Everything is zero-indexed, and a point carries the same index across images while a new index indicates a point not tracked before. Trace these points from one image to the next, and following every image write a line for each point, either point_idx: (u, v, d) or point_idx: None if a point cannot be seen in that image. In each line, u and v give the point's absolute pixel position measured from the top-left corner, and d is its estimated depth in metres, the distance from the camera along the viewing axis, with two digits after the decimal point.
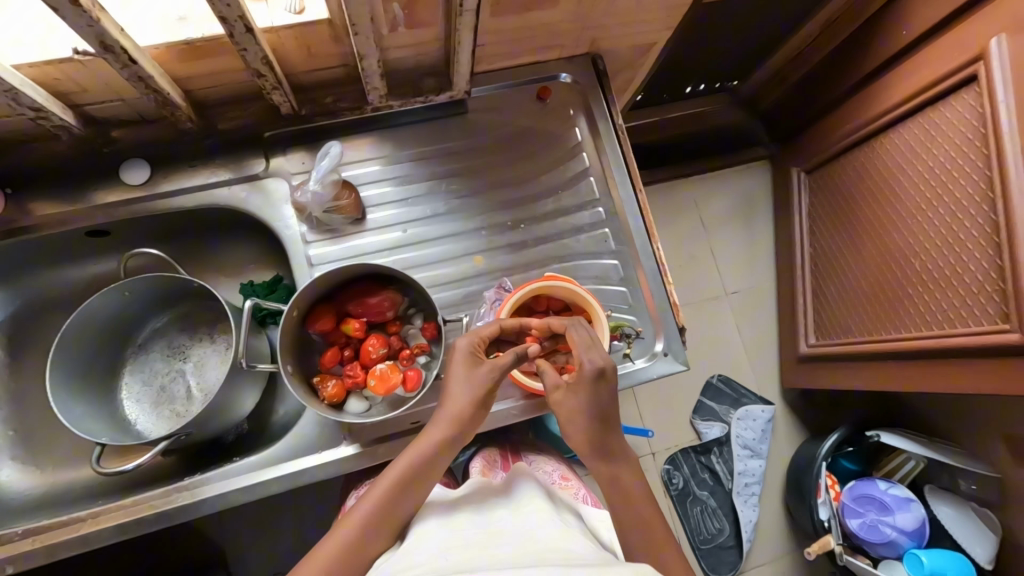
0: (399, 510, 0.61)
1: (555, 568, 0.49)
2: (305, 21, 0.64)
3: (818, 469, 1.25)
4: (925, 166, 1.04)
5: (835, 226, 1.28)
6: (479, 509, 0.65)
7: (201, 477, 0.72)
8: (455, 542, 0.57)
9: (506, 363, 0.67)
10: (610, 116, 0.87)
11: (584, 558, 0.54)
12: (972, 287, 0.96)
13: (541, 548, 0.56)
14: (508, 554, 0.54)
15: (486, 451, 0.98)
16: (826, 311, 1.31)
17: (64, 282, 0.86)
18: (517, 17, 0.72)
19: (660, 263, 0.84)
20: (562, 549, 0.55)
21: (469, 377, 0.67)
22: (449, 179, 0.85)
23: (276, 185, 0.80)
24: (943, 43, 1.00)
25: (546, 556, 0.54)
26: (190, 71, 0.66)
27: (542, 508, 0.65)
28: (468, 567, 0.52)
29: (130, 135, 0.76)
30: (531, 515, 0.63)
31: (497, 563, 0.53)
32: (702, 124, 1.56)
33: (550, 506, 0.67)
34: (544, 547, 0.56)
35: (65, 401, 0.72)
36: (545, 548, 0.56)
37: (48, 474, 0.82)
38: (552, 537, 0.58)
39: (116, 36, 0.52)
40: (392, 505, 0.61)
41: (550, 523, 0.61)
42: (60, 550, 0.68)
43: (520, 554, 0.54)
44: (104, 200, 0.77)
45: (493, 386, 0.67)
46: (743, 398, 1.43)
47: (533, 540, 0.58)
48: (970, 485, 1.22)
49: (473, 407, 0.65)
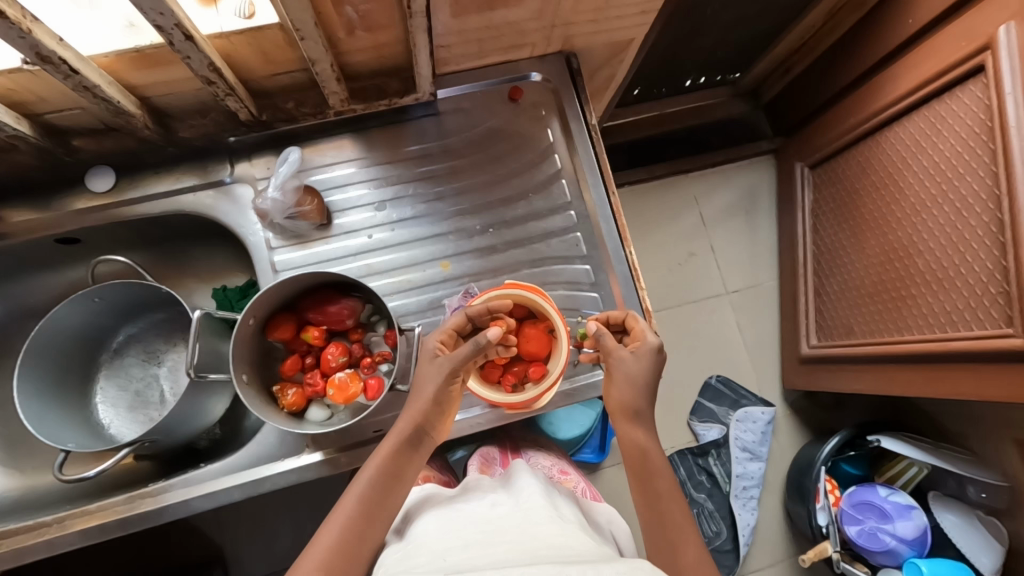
0: (383, 509, 0.61)
1: (551, 567, 0.49)
2: (256, 26, 0.63)
3: (818, 472, 1.20)
4: (928, 161, 0.99)
5: (835, 222, 1.23)
6: (475, 507, 0.65)
7: (165, 483, 0.72)
8: (453, 541, 0.57)
9: (461, 353, 0.65)
10: (583, 117, 0.85)
11: (582, 554, 0.54)
12: (977, 289, 0.91)
13: (538, 544, 0.56)
14: (504, 553, 0.54)
15: (485, 449, 0.95)
16: (828, 312, 1.26)
17: (39, 288, 0.87)
18: (478, 17, 0.70)
19: (632, 267, 0.82)
20: (560, 546, 0.55)
21: (428, 371, 0.66)
22: (417, 182, 0.83)
23: (242, 190, 0.80)
24: (945, 32, 0.95)
25: (542, 552, 0.54)
26: (144, 78, 0.66)
27: (539, 502, 0.65)
28: (464, 567, 0.52)
29: (92, 145, 0.76)
30: (528, 510, 0.63)
31: (492, 562, 0.52)
32: (702, 118, 1.49)
33: (546, 497, 0.66)
34: (540, 543, 0.56)
35: (36, 407, 0.73)
36: (542, 544, 0.56)
37: (24, 477, 0.84)
38: (550, 533, 0.58)
39: (51, 45, 0.53)
40: (375, 505, 0.61)
41: (547, 519, 0.61)
42: (26, 554, 0.70)
43: (517, 553, 0.54)
44: (73, 208, 0.78)
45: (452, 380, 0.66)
46: (742, 399, 1.38)
47: (529, 536, 0.57)
48: (979, 493, 1.15)
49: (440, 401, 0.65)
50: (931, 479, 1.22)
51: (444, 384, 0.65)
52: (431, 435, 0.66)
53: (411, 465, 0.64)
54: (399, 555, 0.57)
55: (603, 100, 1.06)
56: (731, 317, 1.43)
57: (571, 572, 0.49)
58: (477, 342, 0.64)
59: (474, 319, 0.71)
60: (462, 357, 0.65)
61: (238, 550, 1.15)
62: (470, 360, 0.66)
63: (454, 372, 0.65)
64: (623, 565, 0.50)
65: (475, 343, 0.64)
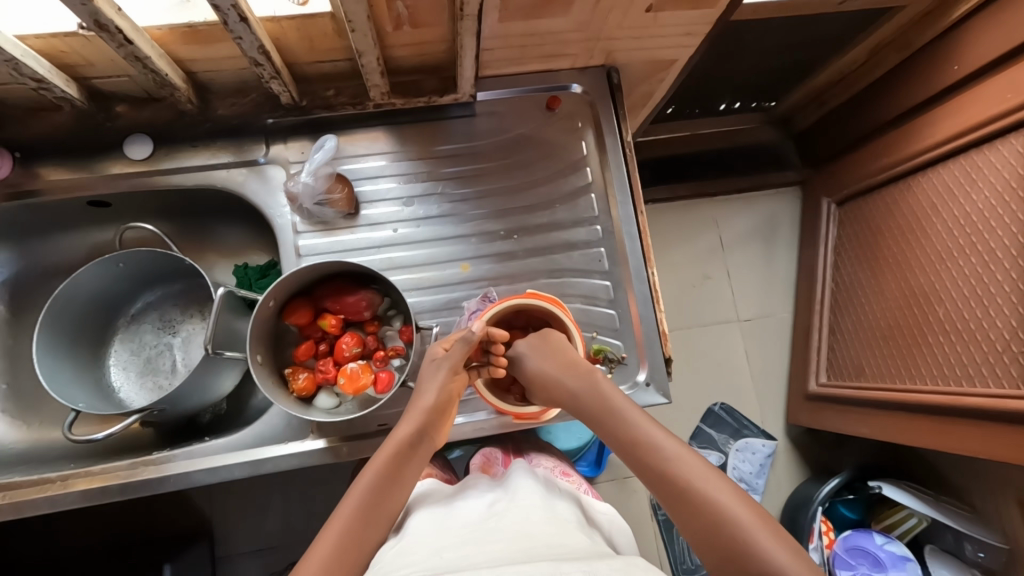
0: (387, 505, 0.61)
1: (545, 565, 0.49)
2: (308, 13, 0.64)
3: (813, 512, 1.18)
4: (960, 211, 0.97)
5: (856, 261, 1.21)
6: (473, 505, 0.65)
7: (168, 453, 0.73)
8: (447, 540, 0.57)
9: (455, 351, 0.68)
10: (619, 132, 0.85)
11: (576, 551, 0.54)
12: (997, 345, 0.89)
13: (534, 542, 0.55)
14: (498, 551, 0.54)
15: (487, 448, 0.93)
16: (841, 351, 1.24)
17: (66, 246, 0.89)
18: (525, 24, 0.70)
19: (652, 288, 0.81)
20: (556, 544, 0.55)
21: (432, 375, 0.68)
22: (447, 181, 0.83)
23: (274, 172, 0.80)
24: (991, 83, 0.93)
25: (536, 551, 0.54)
26: (192, 53, 0.67)
27: (535, 500, 0.65)
28: (462, 565, 0.52)
29: (133, 112, 0.77)
30: (524, 508, 0.63)
31: (487, 561, 0.52)
32: (733, 143, 1.48)
33: (543, 496, 0.66)
34: (537, 542, 0.56)
35: (51, 364, 0.74)
36: (538, 542, 0.55)
37: (31, 431, 0.85)
38: (547, 533, 0.57)
39: (110, 15, 0.54)
40: (374, 506, 0.60)
41: (542, 517, 0.61)
42: (26, 509, 0.71)
43: (511, 551, 0.54)
44: (106, 172, 0.79)
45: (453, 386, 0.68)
46: (744, 429, 1.36)
47: (524, 533, 0.57)
48: (977, 552, 1.13)
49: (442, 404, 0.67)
50: (928, 532, 1.19)
51: (444, 387, 0.67)
52: (431, 438, 0.66)
53: (413, 463, 0.64)
54: (396, 551, 0.57)
55: (637, 116, 1.05)
56: (742, 345, 1.42)
57: (566, 569, 0.49)
58: (464, 337, 0.68)
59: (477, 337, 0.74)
60: (458, 354, 0.68)
61: (228, 524, 1.15)
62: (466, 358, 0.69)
63: (452, 370, 0.68)
64: (618, 563, 0.51)
65: (464, 338, 0.68)
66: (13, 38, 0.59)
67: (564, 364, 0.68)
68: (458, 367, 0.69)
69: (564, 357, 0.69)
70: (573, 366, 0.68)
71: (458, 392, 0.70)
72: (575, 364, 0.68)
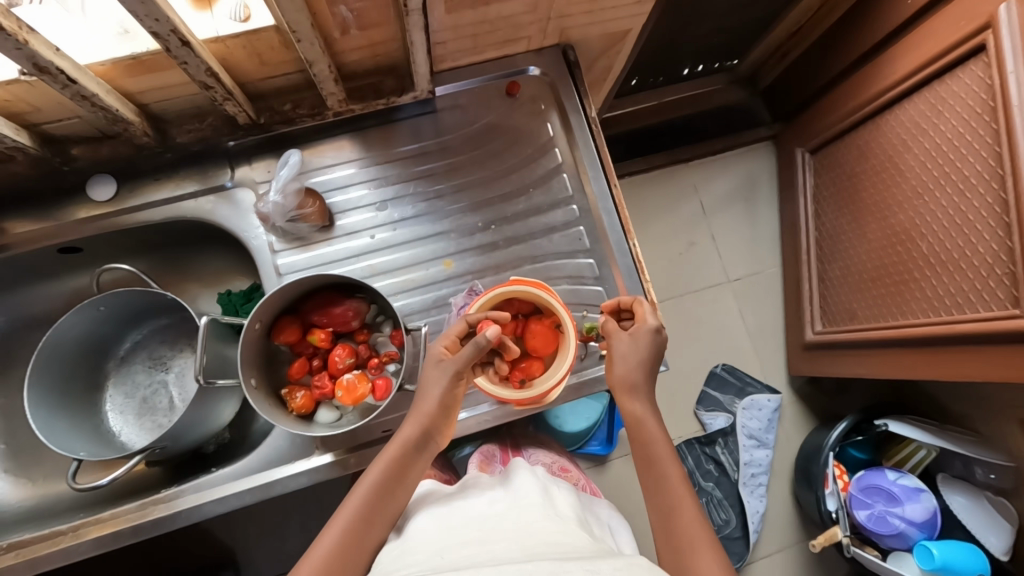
0: (388, 506, 0.61)
1: (548, 564, 0.49)
2: (252, 29, 0.63)
3: (825, 458, 1.20)
4: (931, 143, 0.98)
5: (837, 206, 1.22)
6: (474, 504, 0.65)
7: (176, 489, 0.73)
8: (450, 540, 0.57)
9: (464, 355, 0.65)
10: (582, 110, 0.85)
11: (579, 551, 0.55)
12: (982, 270, 0.90)
13: (535, 540, 0.56)
14: (501, 549, 0.54)
15: (484, 446, 0.93)
16: (832, 297, 1.25)
17: (45, 297, 0.88)
18: (473, 13, 0.69)
19: (636, 259, 0.81)
20: (558, 543, 0.56)
21: (437, 376, 0.66)
22: (418, 180, 0.83)
23: (243, 195, 0.79)
24: (943, 13, 0.94)
25: (539, 549, 0.54)
26: (141, 85, 0.66)
27: (537, 499, 0.65)
28: (465, 564, 0.52)
29: (89, 153, 0.76)
30: (524, 508, 0.63)
31: (490, 558, 0.53)
32: (700, 106, 1.48)
33: (543, 494, 0.66)
34: (539, 540, 0.56)
35: (47, 417, 0.74)
36: (540, 542, 0.56)
37: (36, 487, 0.84)
38: (550, 531, 0.58)
39: (48, 56, 0.54)
40: (377, 507, 0.61)
41: (544, 516, 0.61)
42: (42, 563, 0.70)
43: (513, 549, 0.54)
44: (73, 217, 0.78)
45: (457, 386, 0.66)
46: (748, 387, 1.37)
47: (525, 533, 0.57)
48: (987, 474, 1.15)
49: (440, 406, 0.65)
50: (938, 462, 1.21)
51: (449, 388, 0.66)
52: (435, 441, 0.66)
53: (415, 468, 0.64)
54: (396, 552, 0.57)
55: (600, 92, 1.05)
56: (734, 305, 1.43)
57: (569, 568, 0.49)
58: (478, 343, 0.64)
59: (472, 318, 0.70)
60: (465, 357, 0.66)
61: (251, 552, 1.16)
62: (473, 360, 0.66)
63: (457, 372, 0.66)
64: (620, 563, 0.50)
65: (474, 344, 0.64)
66: None
67: (625, 384, 0.67)
68: (463, 372, 0.66)
69: (629, 376, 0.66)
70: (631, 392, 0.67)
71: (462, 393, 0.68)
72: (636, 391, 0.67)
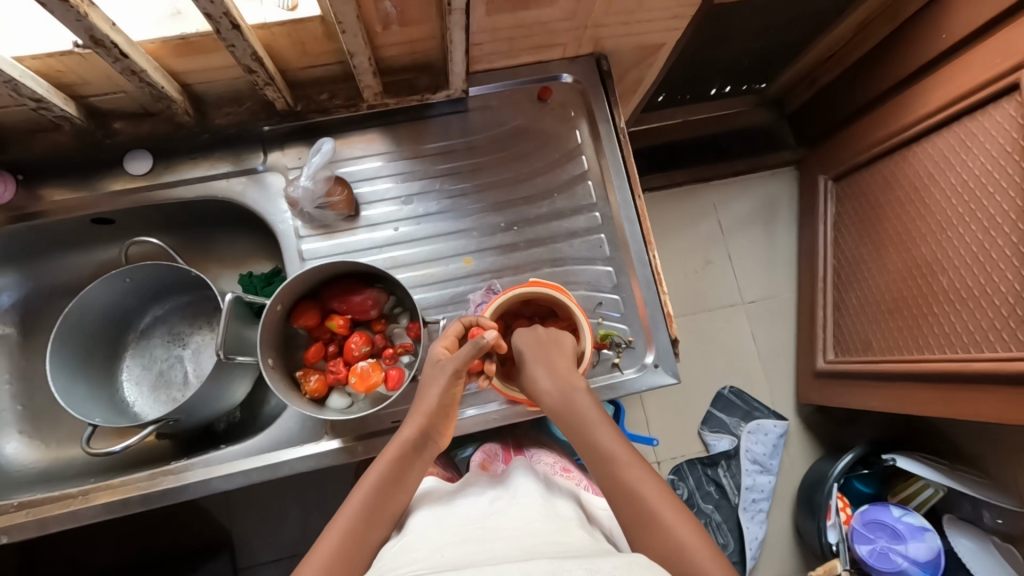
0: (390, 506, 0.62)
1: (547, 563, 0.49)
2: (299, 18, 0.65)
3: (829, 489, 1.18)
4: (959, 178, 0.97)
5: (858, 235, 1.21)
6: (473, 503, 0.65)
7: (186, 462, 0.74)
8: (450, 538, 0.58)
9: (461, 355, 0.66)
10: (612, 119, 0.85)
11: (578, 550, 0.54)
12: (1002, 309, 0.89)
13: (534, 540, 0.56)
14: (501, 548, 0.54)
15: (487, 445, 0.94)
16: (847, 326, 1.24)
17: (74, 265, 0.90)
18: (513, 16, 0.70)
19: (654, 270, 0.82)
20: (557, 543, 0.55)
21: (435, 380, 0.67)
22: (443, 178, 0.84)
23: (274, 179, 0.81)
24: (978, 49, 0.94)
25: (537, 548, 0.54)
26: (187, 65, 0.68)
27: (535, 499, 0.65)
28: (463, 563, 0.52)
29: (131, 128, 0.78)
30: (525, 508, 0.63)
31: (490, 557, 0.53)
32: (726, 127, 1.49)
33: (544, 495, 0.66)
34: (538, 540, 0.56)
35: (66, 382, 0.75)
36: (539, 541, 0.56)
37: (48, 450, 0.86)
38: (548, 531, 0.58)
39: (105, 30, 0.55)
40: (378, 507, 0.61)
41: (542, 516, 0.61)
42: (49, 525, 0.71)
43: (512, 548, 0.54)
44: (109, 188, 0.80)
45: (455, 388, 0.67)
46: (755, 411, 1.36)
47: (525, 533, 0.57)
48: (994, 518, 1.13)
49: (438, 408, 0.66)
50: (946, 501, 1.19)
51: (446, 388, 0.66)
52: (433, 440, 0.67)
53: (415, 468, 0.65)
54: (398, 549, 0.58)
55: (628, 104, 1.06)
56: (747, 327, 1.42)
57: (567, 566, 0.48)
58: (478, 344, 0.65)
59: (468, 322, 0.72)
60: (463, 357, 0.66)
61: (248, 536, 1.16)
62: (472, 361, 0.67)
63: (455, 372, 0.66)
64: (620, 561, 0.49)
65: (473, 345, 0.65)
66: (11, 59, 0.61)
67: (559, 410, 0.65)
68: (461, 371, 0.66)
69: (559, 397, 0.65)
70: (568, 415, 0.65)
71: (460, 395, 0.68)
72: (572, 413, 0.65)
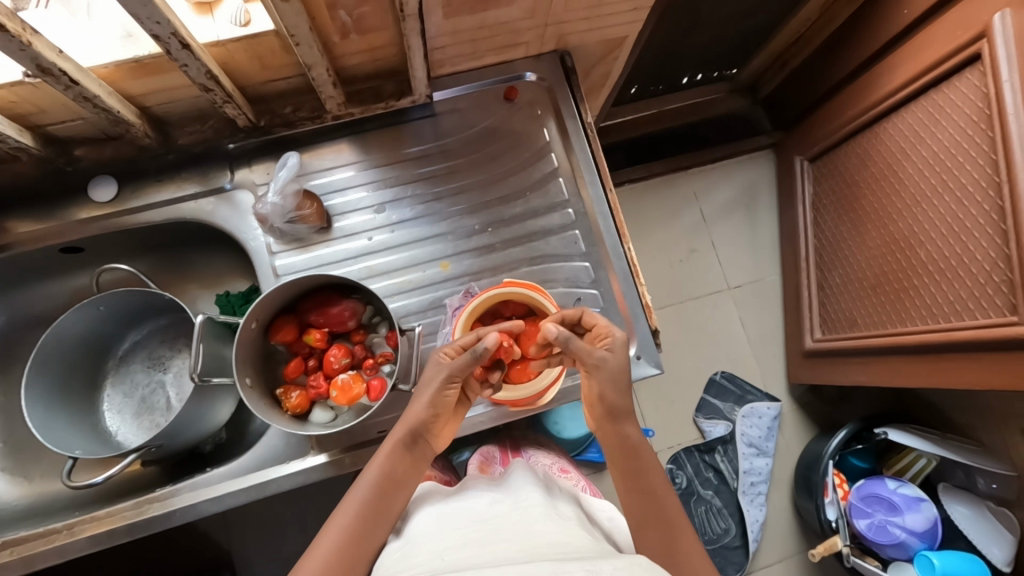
0: (387, 508, 0.62)
1: (548, 564, 0.49)
2: (252, 33, 0.64)
3: (824, 467, 1.19)
4: (929, 151, 0.98)
5: (837, 214, 1.22)
6: (475, 503, 0.65)
7: (172, 488, 0.74)
8: (453, 540, 0.57)
9: (460, 362, 0.65)
10: (579, 115, 0.85)
11: (579, 551, 0.54)
12: (979, 278, 0.90)
13: (536, 543, 0.55)
14: (504, 550, 0.53)
15: (484, 447, 0.93)
16: (832, 304, 1.25)
17: (48, 297, 0.89)
18: (471, 18, 0.70)
19: (631, 263, 0.82)
20: (557, 543, 0.55)
21: (426, 382, 0.66)
22: (417, 183, 0.84)
23: (242, 197, 0.80)
24: (940, 22, 0.95)
25: (539, 551, 0.53)
26: (143, 87, 0.68)
27: (538, 500, 0.64)
28: (464, 565, 0.52)
29: (93, 154, 0.77)
30: (525, 510, 0.62)
31: (490, 559, 0.52)
32: (700, 115, 1.50)
33: (544, 495, 0.66)
34: (540, 542, 0.55)
35: (44, 416, 0.74)
36: (540, 543, 0.55)
37: (33, 485, 0.85)
38: (548, 531, 0.58)
39: (51, 57, 0.55)
40: (376, 507, 0.61)
41: (545, 517, 0.60)
42: (37, 561, 0.71)
43: (514, 550, 0.54)
44: (75, 216, 0.79)
45: (448, 394, 0.66)
46: (748, 395, 1.37)
47: (526, 534, 0.57)
48: (989, 484, 1.14)
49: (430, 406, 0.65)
50: (940, 471, 1.20)
51: (440, 387, 0.66)
52: (430, 438, 0.67)
53: (410, 466, 0.64)
54: (397, 555, 0.57)
55: (598, 98, 1.06)
56: (735, 313, 1.43)
57: (569, 569, 0.48)
58: (476, 353, 0.64)
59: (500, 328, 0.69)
60: (461, 366, 0.65)
61: (248, 557, 1.15)
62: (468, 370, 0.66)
63: (449, 379, 0.66)
64: (621, 563, 0.49)
65: (473, 354, 0.64)
66: None
67: (609, 408, 0.66)
68: (456, 377, 0.66)
69: (612, 397, 0.66)
70: (615, 414, 0.66)
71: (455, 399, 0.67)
72: (619, 413, 0.66)
